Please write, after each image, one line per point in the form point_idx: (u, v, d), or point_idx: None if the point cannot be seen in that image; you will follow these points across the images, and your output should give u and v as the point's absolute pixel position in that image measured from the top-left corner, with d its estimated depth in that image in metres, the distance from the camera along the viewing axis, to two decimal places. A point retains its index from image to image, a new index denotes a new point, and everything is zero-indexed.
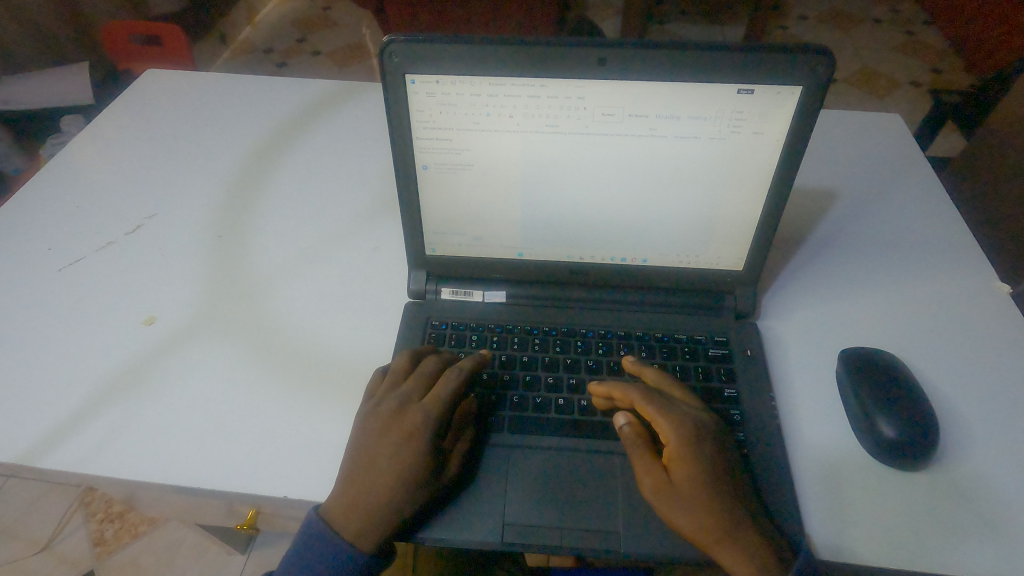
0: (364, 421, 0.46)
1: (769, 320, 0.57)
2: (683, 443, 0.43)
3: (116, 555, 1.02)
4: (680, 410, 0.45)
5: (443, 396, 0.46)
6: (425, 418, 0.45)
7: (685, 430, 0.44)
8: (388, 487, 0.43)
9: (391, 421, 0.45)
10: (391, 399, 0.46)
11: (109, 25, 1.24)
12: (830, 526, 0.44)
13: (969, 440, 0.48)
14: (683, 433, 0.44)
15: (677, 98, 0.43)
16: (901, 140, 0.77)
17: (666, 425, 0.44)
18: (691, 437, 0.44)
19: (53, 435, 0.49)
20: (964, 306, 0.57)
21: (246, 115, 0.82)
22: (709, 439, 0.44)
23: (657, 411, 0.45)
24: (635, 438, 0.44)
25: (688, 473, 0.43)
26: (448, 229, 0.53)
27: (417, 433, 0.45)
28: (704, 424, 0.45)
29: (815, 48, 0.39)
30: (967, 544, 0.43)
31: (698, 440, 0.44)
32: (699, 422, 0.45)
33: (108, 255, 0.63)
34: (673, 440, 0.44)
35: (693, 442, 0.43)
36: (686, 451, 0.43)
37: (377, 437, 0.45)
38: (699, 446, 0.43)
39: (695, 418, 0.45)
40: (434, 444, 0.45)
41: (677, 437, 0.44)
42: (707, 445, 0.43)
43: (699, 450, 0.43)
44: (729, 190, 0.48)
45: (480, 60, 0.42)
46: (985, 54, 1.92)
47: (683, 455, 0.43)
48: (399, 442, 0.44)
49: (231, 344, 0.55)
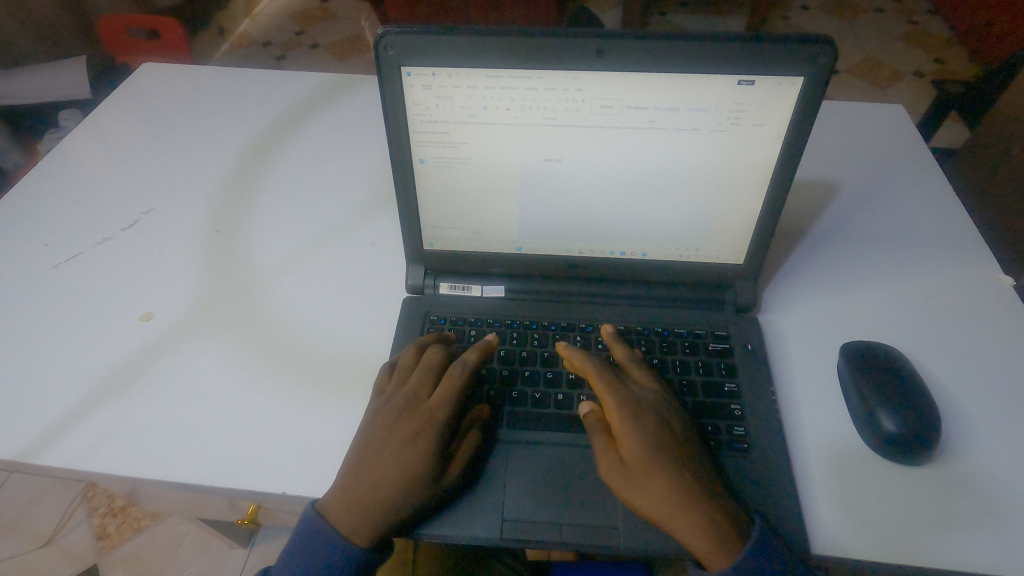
0: (371, 418, 0.46)
1: (769, 313, 0.57)
2: (622, 417, 0.44)
3: (119, 550, 1.02)
4: (626, 389, 0.46)
5: (451, 396, 0.46)
6: (432, 419, 0.46)
7: (626, 405, 0.45)
8: (390, 484, 0.43)
9: (398, 418, 0.46)
10: (398, 396, 0.47)
11: (108, 18, 1.23)
12: (830, 519, 0.44)
13: (969, 433, 0.48)
14: (623, 409, 0.45)
15: (676, 90, 0.43)
16: (906, 131, 0.76)
17: (608, 400, 0.45)
18: (633, 413, 0.44)
19: (50, 433, 0.49)
20: (968, 298, 0.57)
21: (245, 109, 0.81)
22: (652, 414, 0.45)
23: (601, 386, 0.46)
24: (594, 421, 0.46)
25: (631, 448, 0.43)
26: (446, 223, 0.53)
27: (424, 433, 0.45)
28: (650, 403, 0.46)
29: (816, 37, 0.39)
30: (967, 539, 0.42)
31: (637, 417, 0.44)
32: (643, 401, 0.46)
33: (105, 250, 0.63)
34: (614, 415, 0.45)
35: (632, 415, 0.44)
36: (626, 425, 0.44)
37: (383, 433, 0.45)
38: (639, 423, 0.44)
39: (640, 397, 0.46)
40: (440, 445, 0.45)
41: (618, 413, 0.44)
42: (647, 422, 0.44)
43: (639, 427, 0.44)
44: (732, 182, 0.48)
45: (477, 51, 0.41)
46: (989, 43, 1.90)
47: (625, 429, 0.44)
48: (406, 441, 0.45)
49: (228, 338, 0.55)
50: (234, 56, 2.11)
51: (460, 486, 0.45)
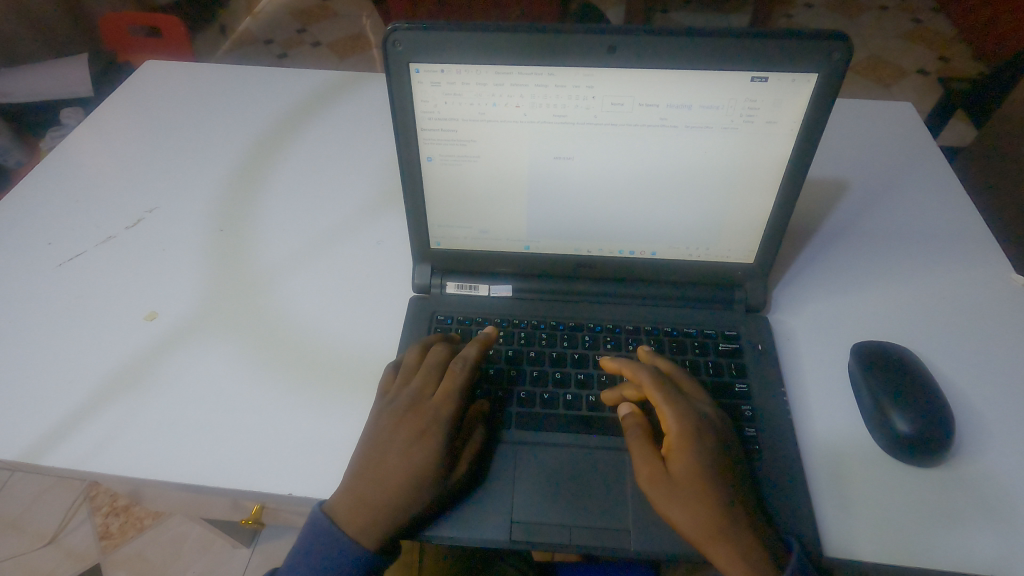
0: (376, 417, 0.46)
1: (779, 313, 0.56)
2: (685, 433, 0.43)
3: (122, 549, 1.02)
4: (688, 404, 0.45)
5: (455, 391, 0.46)
6: (437, 416, 0.45)
7: (689, 420, 0.44)
8: (399, 484, 0.43)
9: (404, 417, 0.45)
10: (402, 395, 0.46)
11: (111, 16, 1.23)
12: (843, 522, 0.43)
13: (983, 434, 0.47)
14: (687, 425, 0.43)
15: (688, 88, 0.42)
16: (915, 128, 0.75)
17: (669, 413, 0.44)
18: (693, 429, 0.43)
19: (54, 433, 0.48)
20: (979, 298, 0.56)
21: (249, 107, 0.81)
22: (712, 432, 0.44)
23: (663, 399, 0.45)
24: (637, 427, 0.44)
25: (686, 463, 0.42)
26: (454, 222, 0.52)
27: (430, 431, 0.45)
28: (710, 421, 0.44)
29: (832, 32, 0.38)
30: (982, 542, 0.42)
31: (699, 435, 0.43)
32: (703, 417, 0.44)
33: (109, 249, 0.63)
34: (674, 430, 0.43)
35: (695, 431, 0.43)
36: (687, 442, 0.43)
37: (389, 433, 0.45)
38: (698, 440, 0.43)
39: (701, 413, 0.45)
40: (447, 444, 0.44)
41: (679, 428, 0.43)
42: (706, 440, 0.43)
43: (698, 443, 0.43)
44: (744, 181, 0.47)
45: (487, 48, 0.41)
46: (995, 41, 1.89)
47: (683, 445, 0.43)
48: (412, 440, 0.44)
49: (233, 338, 0.55)
50: (236, 54, 2.11)
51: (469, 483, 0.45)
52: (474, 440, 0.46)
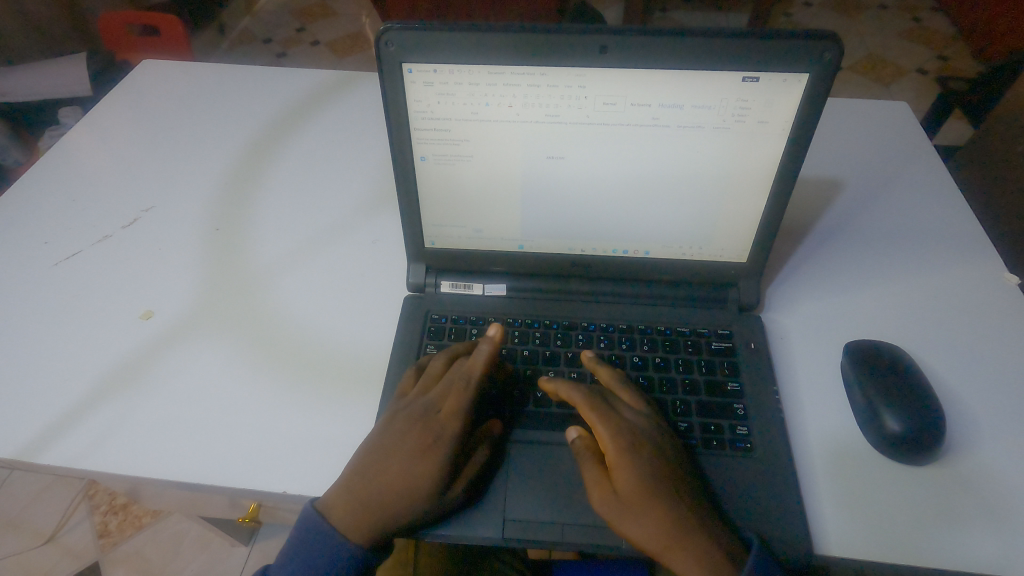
0: (387, 422, 0.46)
1: (773, 312, 0.56)
2: (620, 449, 0.43)
3: (120, 547, 1.02)
4: (623, 419, 0.45)
5: (463, 410, 0.45)
6: (443, 432, 0.45)
7: (623, 436, 0.44)
8: (397, 491, 0.43)
9: (413, 426, 0.45)
10: (417, 403, 0.47)
11: (111, 15, 1.22)
12: (834, 520, 0.43)
13: (974, 432, 0.47)
14: (621, 442, 0.43)
15: (680, 88, 0.42)
16: (910, 128, 0.75)
17: (603, 432, 0.44)
18: (628, 445, 0.43)
19: (50, 432, 0.49)
20: (972, 297, 0.57)
21: (246, 106, 0.81)
22: (648, 445, 0.44)
23: (596, 419, 0.45)
24: (581, 449, 0.44)
25: (627, 480, 0.42)
26: (449, 221, 0.53)
27: (434, 448, 0.44)
28: (647, 434, 0.44)
29: (822, 33, 0.38)
30: (972, 541, 0.42)
31: (635, 449, 0.43)
32: (640, 430, 0.44)
33: (105, 248, 0.63)
34: (610, 448, 0.43)
35: (630, 447, 0.43)
36: (623, 458, 0.43)
37: (397, 440, 0.45)
38: (636, 454, 0.43)
39: (636, 427, 0.45)
40: (449, 460, 0.44)
41: (614, 446, 0.43)
42: (644, 454, 0.43)
43: (636, 458, 0.43)
44: (736, 180, 0.47)
45: (479, 48, 0.41)
46: (993, 40, 1.89)
47: (622, 463, 0.43)
48: (416, 452, 0.44)
49: (228, 337, 0.55)
50: (235, 53, 2.11)
51: (465, 500, 0.44)
52: (476, 459, 0.45)
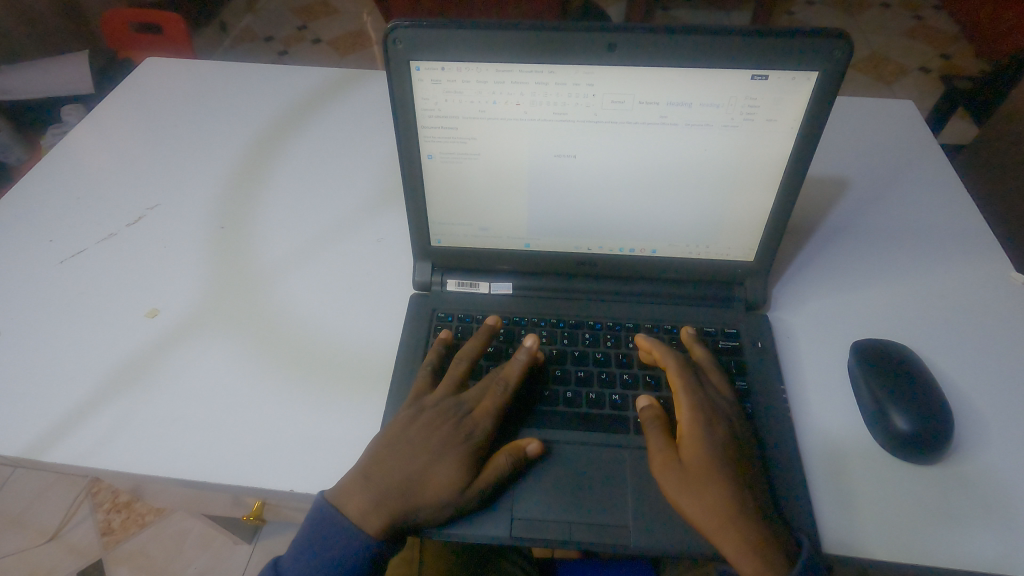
0: (413, 418, 0.47)
1: (779, 311, 0.56)
2: (697, 420, 0.45)
3: (124, 545, 1.02)
4: (706, 394, 0.47)
5: (494, 411, 0.47)
6: (473, 431, 0.46)
7: (702, 409, 0.46)
8: (421, 486, 0.44)
9: (442, 423, 0.46)
10: (446, 402, 0.48)
11: (114, 12, 1.22)
12: (842, 520, 0.43)
13: (980, 431, 0.47)
14: (700, 413, 0.45)
15: (688, 86, 0.42)
16: (915, 126, 0.75)
17: (684, 400, 0.46)
18: (705, 417, 0.45)
19: (56, 430, 0.49)
20: (978, 296, 0.56)
21: (249, 104, 0.81)
22: (723, 422, 0.45)
23: (682, 386, 0.47)
24: (654, 417, 0.46)
25: (696, 450, 0.44)
26: (455, 220, 0.53)
27: (464, 446, 0.46)
28: (724, 411, 0.46)
29: (831, 31, 0.38)
30: (981, 540, 0.42)
31: (710, 424, 0.45)
32: (717, 407, 0.46)
33: (110, 246, 0.63)
34: (688, 417, 0.45)
35: (706, 420, 0.45)
36: (696, 429, 0.45)
37: (425, 436, 0.46)
38: (709, 429, 0.45)
39: (716, 403, 0.47)
40: (475, 459, 0.45)
41: (691, 415, 0.45)
42: (717, 429, 0.45)
43: (709, 432, 0.45)
44: (743, 179, 0.47)
45: (487, 46, 0.41)
46: (996, 39, 1.89)
47: (695, 432, 0.45)
48: (445, 449, 0.45)
49: (235, 335, 0.55)
50: (236, 50, 2.10)
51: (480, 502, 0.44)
52: (495, 469, 0.44)
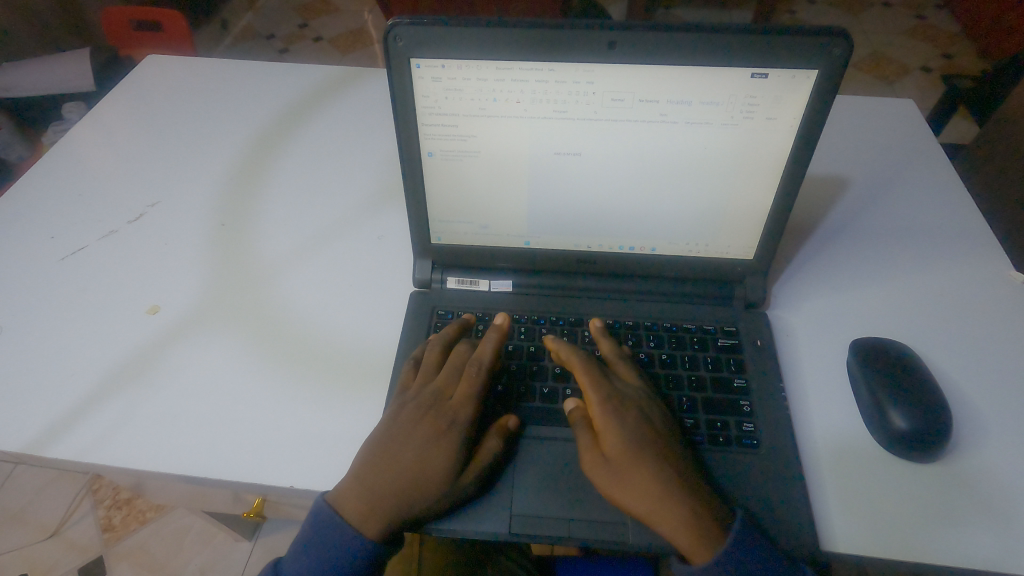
0: (395, 414, 0.46)
1: (778, 309, 0.56)
2: (607, 411, 0.45)
3: (124, 541, 1.03)
4: (612, 385, 0.47)
5: (473, 396, 0.47)
6: (456, 419, 0.46)
7: (610, 399, 0.46)
8: (411, 480, 0.44)
9: (424, 414, 0.46)
10: (423, 394, 0.48)
11: (112, 10, 1.21)
12: (840, 517, 0.43)
13: (978, 430, 0.47)
14: (607, 403, 0.45)
15: (689, 84, 0.42)
16: (916, 125, 0.75)
17: (593, 396, 0.46)
18: (616, 408, 0.45)
19: (57, 426, 0.49)
20: (978, 295, 0.56)
21: (250, 101, 0.81)
22: (636, 411, 0.45)
23: (589, 382, 0.47)
24: (581, 419, 0.46)
25: (613, 442, 0.44)
26: (454, 217, 0.53)
27: (448, 434, 0.45)
28: (631, 398, 0.46)
29: (832, 29, 0.38)
30: (978, 538, 0.42)
31: (619, 412, 0.45)
32: (627, 396, 0.46)
33: (112, 243, 0.63)
34: (597, 411, 0.45)
35: (616, 410, 0.45)
36: (609, 420, 0.45)
37: (408, 429, 0.46)
38: (621, 417, 0.45)
39: (622, 392, 0.47)
40: (464, 445, 0.45)
41: (602, 408, 0.45)
42: (630, 418, 0.45)
43: (621, 421, 0.44)
44: (743, 178, 0.47)
45: (488, 44, 0.41)
46: (998, 38, 1.88)
47: (609, 425, 0.44)
48: (430, 440, 0.45)
49: (235, 332, 0.55)
50: (238, 48, 2.10)
51: (478, 488, 0.44)
52: (487, 450, 0.45)
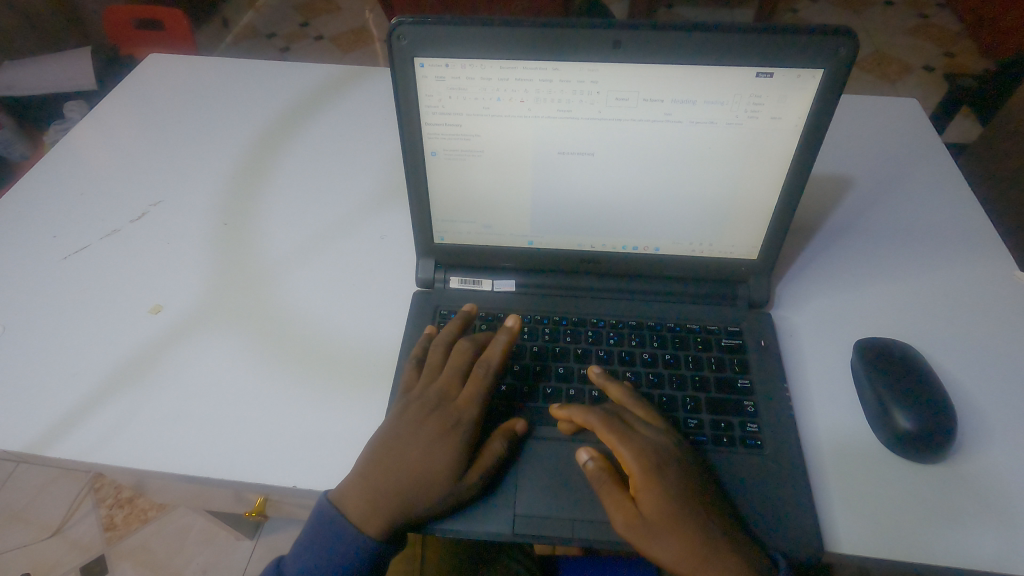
0: (399, 414, 0.46)
1: (782, 310, 0.56)
2: (646, 471, 0.42)
3: (127, 540, 1.03)
4: (643, 438, 0.44)
5: (479, 396, 0.47)
6: (461, 419, 0.46)
7: (645, 456, 0.43)
8: (413, 478, 0.43)
9: (426, 414, 0.46)
10: (428, 393, 0.48)
11: (115, 9, 1.23)
12: (844, 519, 0.43)
13: (983, 431, 0.47)
14: (644, 462, 0.43)
15: (694, 83, 0.42)
16: (920, 124, 0.75)
17: (625, 454, 0.43)
18: (653, 467, 0.43)
19: (60, 425, 0.49)
20: (983, 295, 0.56)
21: (253, 100, 0.81)
22: (673, 465, 0.43)
23: (617, 440, 0.44)
24: (600, 473, 0.43)
25: (653, 503, 0.42)
26: (458, 217, 0.53)
27: (452, 433, 0.45)
28: (666, 449, 0.44)
29: (838, 28, 0.38)
30: (984, 541, 0.42)
31: (660, 470, 0.42)
32: (660, 450, 0.44)
33: (114, 242, 0.63)
34: (634, 470, 0.43)
35: (655, 468, 0.43)
36: (648, 481, 0.42)
37: (413, 429, 0.45)
38: (660, 476, 0.42)
39: (657, 444, 0.44)
40: (467, 445, 0.45)
41: (639, 468, 0.43)
42: (668, 475, 0.42)
43: (661, 480, 0.42)
44: (748, 177, 0.47)
45: (492, 43, 0.41)
46: (1000, 37, 1.88)
47: (648, 486, 0.42)
48: (435, 438, 0.45)
49: (238, 332, 0.55)
50: (239, 48, 2.10)
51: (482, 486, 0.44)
52: (492, 448, 0.45)
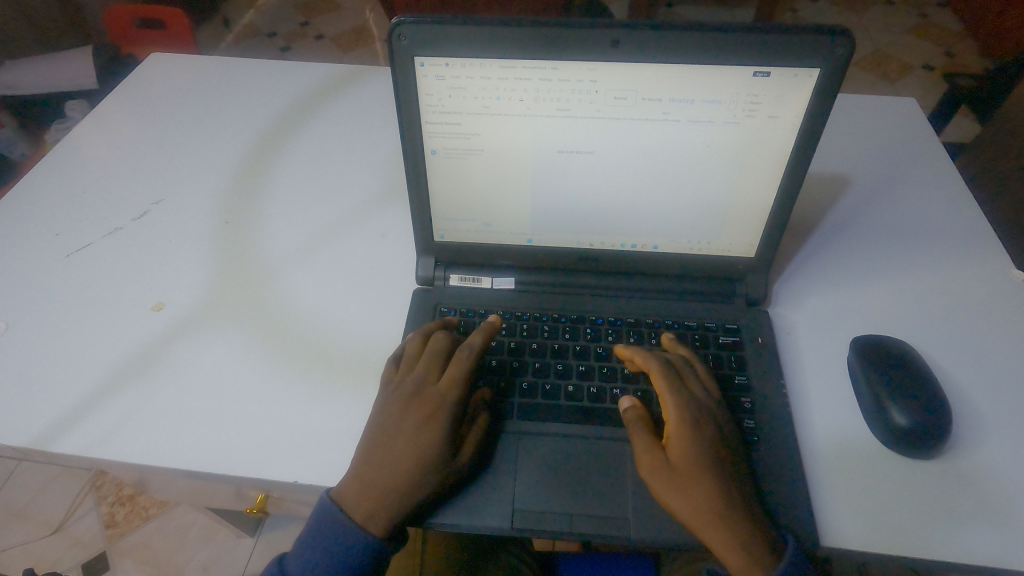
0: (382, 406, 0.47)
1: (780, 307, 0.57)
2: (684, 421, 0.44)
3: (127, 537, 1.03)
4: (690, 392, 0.46)
5: (460, 378, 0.47)
6: (443, 402, 0.46)
7: (686, 406, 0.45)
8: (404, 467, 0.44)
9: (408, 402, 0.46)
10: (408, 381, 0.47)
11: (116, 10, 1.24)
12: (841, 514, 0.44)
13: (978, 427, 0.48)
14: (684, 411, 0.45)
15: (691, 82, 0.42)
16: (918, 124, 0.75)
17: (670, 400, 0.45)
18: (693, 417, 0.45)
19: (63, 422, 0.49)
20: (979, 294, 0.57)
21: (254, 99, 0.81)
22: (711, 421, 0.45)
23: (665, 386, 0.46)
24: (637, 420, 0.45)
25: (683, 451, 0.43)
26: (458, 215, 0.53)
27: (437, 417, 0.46)
28: (707, 407, 0.46)
29: (834, 28, 0.38)
30: (978, 535, 0.42)
31: (698, 422, 0.44)
32: (703, 405, 0.46)
33: (116, 240, 0.63)
34: (672, 417, 0.45)
35: (694, 418, 0.44)
36: (684, 429, 0.44)
37: (396, 418, 0.46)
38: (696, 428, 0.44)
39: (701, 400, 0.46)
40: (454, 429, 0.45)
41: (678, 415, 0.45)
42: (705, 428, 0.44)
43: (695, 431, 0.44)
44: (746, 176, 0.47)
45: (492, 42, 0.41)
46: (1000, 36, 1.88)
47: (683, 433, 0.44)
48: (419, 424, 0.45)
49: (239, 329, 0.55)
50: (240, 47, 2.10)
51: (474, 468, 0.45)
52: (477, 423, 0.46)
